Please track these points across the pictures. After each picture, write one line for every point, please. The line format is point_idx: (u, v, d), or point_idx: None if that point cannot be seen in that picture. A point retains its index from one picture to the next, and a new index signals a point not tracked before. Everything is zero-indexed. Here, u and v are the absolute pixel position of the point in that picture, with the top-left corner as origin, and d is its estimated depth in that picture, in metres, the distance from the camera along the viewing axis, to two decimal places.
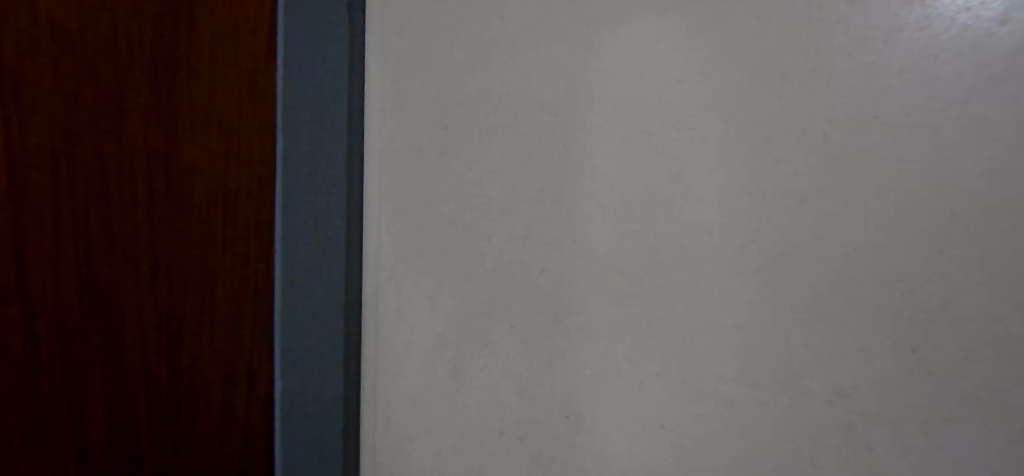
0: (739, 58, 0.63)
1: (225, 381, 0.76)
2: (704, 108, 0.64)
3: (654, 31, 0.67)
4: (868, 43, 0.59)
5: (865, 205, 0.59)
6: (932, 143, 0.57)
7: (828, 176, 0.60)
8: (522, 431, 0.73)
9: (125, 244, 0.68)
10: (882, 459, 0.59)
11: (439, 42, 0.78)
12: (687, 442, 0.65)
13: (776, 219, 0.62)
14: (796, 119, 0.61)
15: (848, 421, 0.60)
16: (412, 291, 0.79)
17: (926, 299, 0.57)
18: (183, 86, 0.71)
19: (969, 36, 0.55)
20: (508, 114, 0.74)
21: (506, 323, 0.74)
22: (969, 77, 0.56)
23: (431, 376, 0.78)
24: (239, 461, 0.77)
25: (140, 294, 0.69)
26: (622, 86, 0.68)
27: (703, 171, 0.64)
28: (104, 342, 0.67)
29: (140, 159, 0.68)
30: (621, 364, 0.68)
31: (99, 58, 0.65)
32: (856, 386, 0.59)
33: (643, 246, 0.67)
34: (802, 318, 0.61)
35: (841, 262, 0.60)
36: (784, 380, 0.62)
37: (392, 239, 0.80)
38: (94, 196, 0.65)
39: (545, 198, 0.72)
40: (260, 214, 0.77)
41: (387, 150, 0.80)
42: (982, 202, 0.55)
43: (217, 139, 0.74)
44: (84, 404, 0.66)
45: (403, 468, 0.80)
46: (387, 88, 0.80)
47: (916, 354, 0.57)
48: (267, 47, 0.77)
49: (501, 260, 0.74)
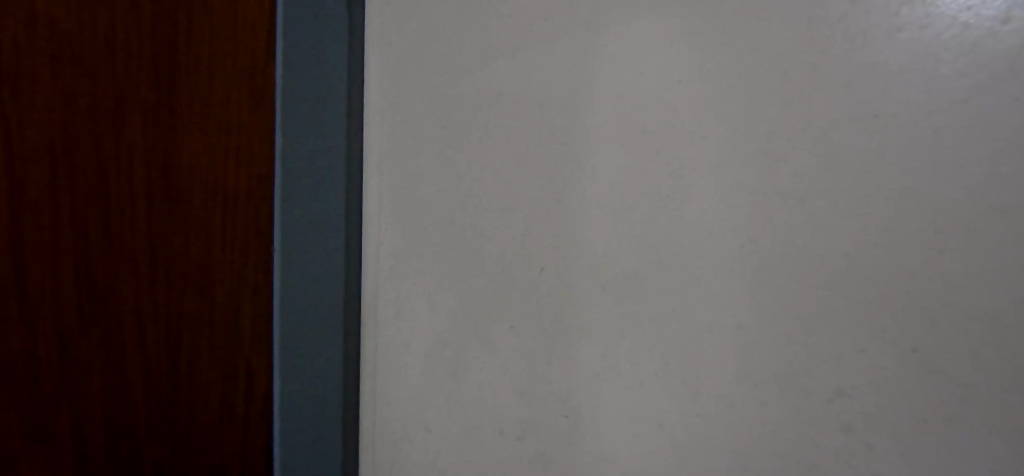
0: (739, 58, 0.63)
1: (224, 381, 0.75)
2: (704, 108, 0.64)
3: (654, 30, 0.67)
4: (868, 42, 0.59)
5: (865, 205, 0.59)
6: (932, 143, 0.57)
7: (828, 175, 0.60)
8: (522, 431, 0.73)
9: (123, 243, 0.68)
10: (882, 460, 0.59)
11: (439, 41, 0.77)
12: (687, 443, 0.65)
13: (776, 219, 0.62)
14: (796, 119, 0.61)
15: (848, 421, 0.60)
16: (412, 290, 0.79)
17: (927, 299, 0.57)
18: (182, 84, 0.71)
19: (969, 35, 0.55)
20: (508, 113, 0.74)
21: (505, 323, 0.74)
22: (970, 76, 0.55)
23: (431, 375, 0.78)
24: (239, 462, 0.77)
25: (139, 294, 0.69)
26: (621, 86, 0.68)
27: (703, 171, 0.64)
28: (103, 342, 0.67)
29: (139, 158, 0.68)
30: (621, 364, 0.68)
31: (98, 56, 0.65)
32: (856, 386, 0.59)
33: (642, 246, 0.67)
34: (803, 318, 0.61)
35: (840, 262, 0.60)
36: (783, 380, 0.62)
37: (391, 238, 0.80)
38: (92, 196, 0.66)
39: (545, 197, 0.72)
40: (260, 213, 0.76)
41: (387, 149, 0.80)
42: (982, 201, 0.55)
43: (216, 137, 0.73)
44: (83, 403, 0.66)
45: (403, 468, 0.80)
46: (387, 87, 0.80)
47: (917, 354, 0.57)
48: (266, 44, 0.76)
49: (501, 259, 0.74)
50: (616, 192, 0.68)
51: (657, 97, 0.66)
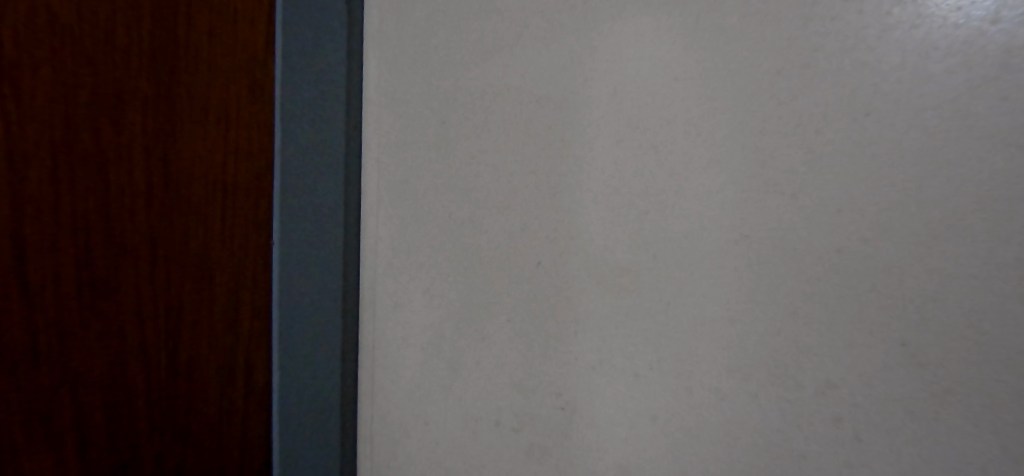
0: (735, 55, 0.64)
1: (224, 371, 0.77)
2: (699, 103, 0.65)
3: (651, 26, 0.67)
4: (861, 41, 0.59)
5: (855, 201, 0.60)
6: (922, 140, 0.57)
7: (822, 170, 0.61)
8: (517, 423, 0.74)
9: (123, 234, 0.68)
10: (870, 452, 0.60)
11: (437, 37, 0.78)
12: (681, 436, 0.66)
13: (767, 215, 0.62)
14: (789, 116, 0.62)
15: (837, 413, 0.61)
16: (410, 284, 0.80)
17: (916, 293, 0.58)
18: (182, 78, 0.71)
19: (960, 34, 0.56)
20: (505, 108, 0.74)
21: (501, 316, 0.75)
22: (959, 75, 0.56)
23: (429, 367, 0.79)
24: (237, 450, 0.78)
25: (139, 285, 0.70)
26: (618, 81, 0.69)
27: (698, 166, 0.65)
28: (103, 335, 0.67)
29: (139, 150, 0.69)
30: (616, 357, 0.69)
31: (98, 49, 0.66)
32: (844, 378, 0.60)
33: (636, 241, 0.68)
34: (795, 312, 0.62)
35: (832, 258, 0.60)
36: (775, 373, 0.63)
37: (389, 232, 0.81)
38: (93, 187, 0.66)
39: (541, 192, 0.72)
40: (258, 207, 0.78)
41: (386, 144, 0.81)
42: (971, 198, 0.56)
43: (215, 132, 0.74)
44: (83, 396, 0.66)
45: (401, 459, 0.81)
46: (385, 82, 0.81)
47: (905, 347, 0.58)
48: (265, 41, 0.78)
49: (497, 253, 0.75)
50: (612, 187, 0.69)
51: (654, 93, 0.67)
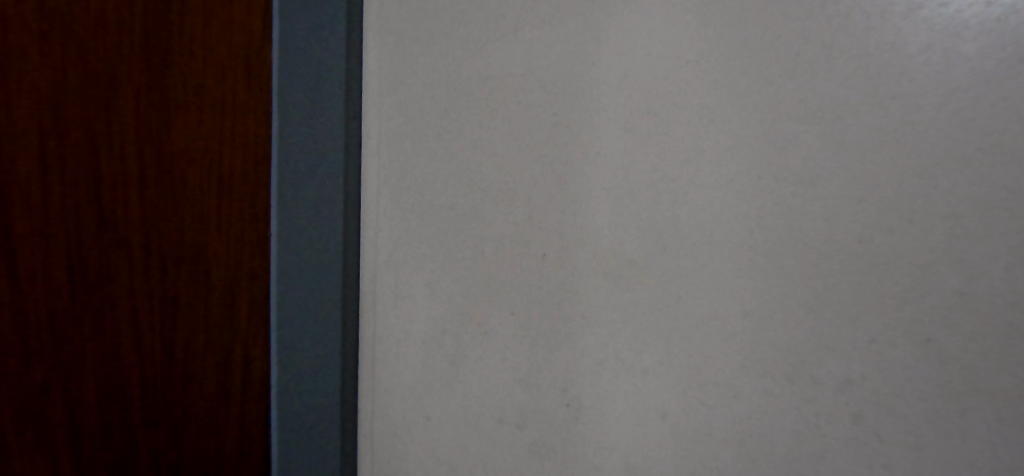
0: (750, 38, 0.61)
1: (220, 365, 0.75)
2: (711, 88, 0.63)
3: (662, 7, 0.65)
4: (886, 21, 0.57)
5: (875, 192, 0.57)
6: (949, 126, 0.55)
7: (842, 158, 0.58)
8: (522, 420, 0.72)
9: (115, 225, 0.66)
10: (891, 451, 0.58)
11: (442, 20, 0.75)
12: (689, 435, 0.64)
13: (781, 205, 0.60)
14: (806, 101, 0.59)
15: (857, 410, 0.58)
16: (412, 276, 0.78)
17: (942, 286, 0.56)
18: (177, 64, 0.69)
19: (992, 12, 0.54)
20: (510, 94, 0.72)
21: (506, 310, 0.73)
22: (992, 56, 0.54)
23: (431, 362, 0.77)
24: (234, 447, 0.76)
25: (133, 278, 0.68)
26: (628, 65, 0.66)
27: (708, 155, 0.63)
28: (97, 329, 0.65)
29: (132, 139, 0.67)
30: (623, 352, 0.67)
31: (88, 34, 0.63)
32: (864, 374, 0.58)
33: (645, 232, 0.66)
34: (811, 306, 0.60)
35: (850, 250, 0.58)
36: (791, 369, 0.60)
37: (391, 223, 0.79)
38: (83, 176, 0.64)
39: (547, 182, 0.70)
40: (255, 198, 0.76)
41: (387, 133, 0.79)
42: (1001, 186, 0.54)
43: (210, 120, 0.72)
44: (75, 391, 0.64)
45: (403, 456, 0.79)
46: (387, 69, 0.79)
47: (930, 343, 0.56)
48: (263, 27, 0.76)
49: (501, 245, 0.73)
50: (621, 177, 0.67)
51: (664, 79, 0.65)
